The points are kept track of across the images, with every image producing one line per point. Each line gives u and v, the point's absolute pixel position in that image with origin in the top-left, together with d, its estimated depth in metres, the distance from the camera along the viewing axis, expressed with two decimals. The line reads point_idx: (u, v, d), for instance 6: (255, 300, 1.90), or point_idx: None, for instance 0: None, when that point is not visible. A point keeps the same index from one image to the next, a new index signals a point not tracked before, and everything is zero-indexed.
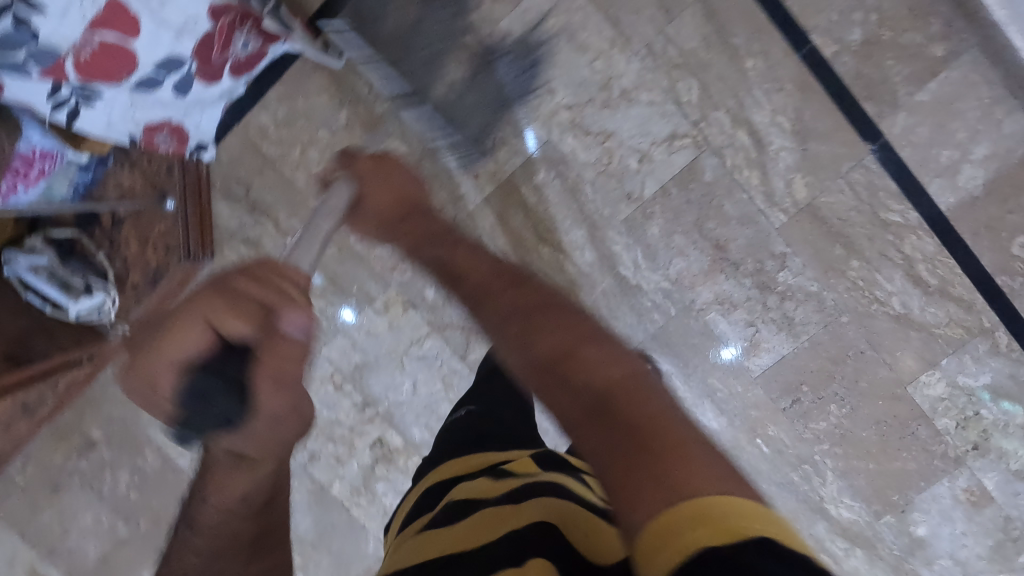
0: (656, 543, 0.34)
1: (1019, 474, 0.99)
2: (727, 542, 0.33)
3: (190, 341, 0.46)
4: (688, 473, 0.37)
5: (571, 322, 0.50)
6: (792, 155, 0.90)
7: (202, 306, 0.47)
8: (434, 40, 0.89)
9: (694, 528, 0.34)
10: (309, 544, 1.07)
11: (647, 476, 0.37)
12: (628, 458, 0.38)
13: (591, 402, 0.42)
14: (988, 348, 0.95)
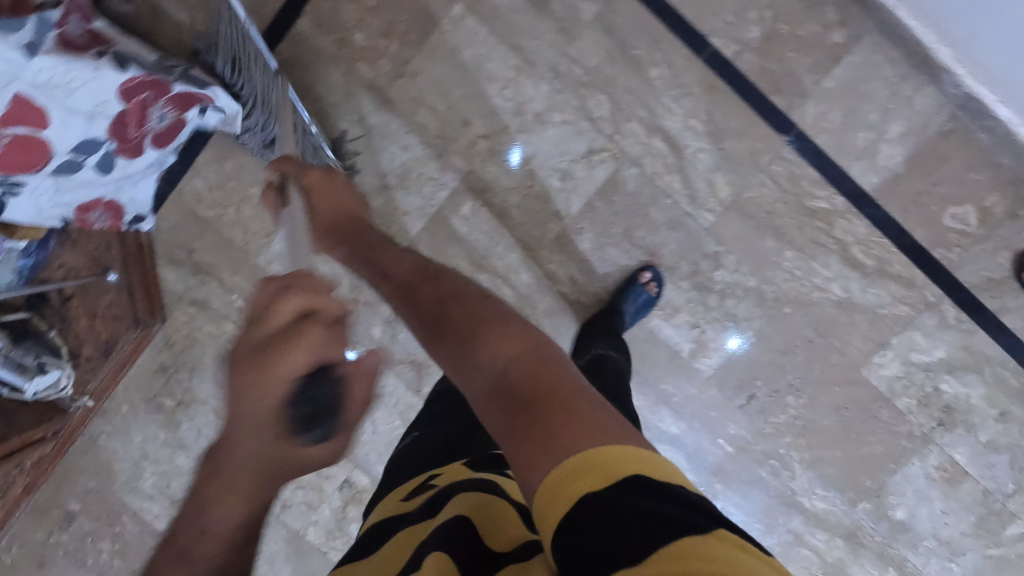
0: (548, 497, 0.36)
1: (989, 445, 0.98)
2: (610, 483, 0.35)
3: (295, 362, 0.42)
4: (574, 423, 0.39)
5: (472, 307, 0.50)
6: (709, 156, 0.91)
7: (305, 324, 0.43)
8: (347, 88, 0.92)
9: (577, 475, 0.36)
10: None
11: (542, 436, 0.38)
12: (526, 422, 0.40)
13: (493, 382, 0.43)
14: (936, 321, 0.95)
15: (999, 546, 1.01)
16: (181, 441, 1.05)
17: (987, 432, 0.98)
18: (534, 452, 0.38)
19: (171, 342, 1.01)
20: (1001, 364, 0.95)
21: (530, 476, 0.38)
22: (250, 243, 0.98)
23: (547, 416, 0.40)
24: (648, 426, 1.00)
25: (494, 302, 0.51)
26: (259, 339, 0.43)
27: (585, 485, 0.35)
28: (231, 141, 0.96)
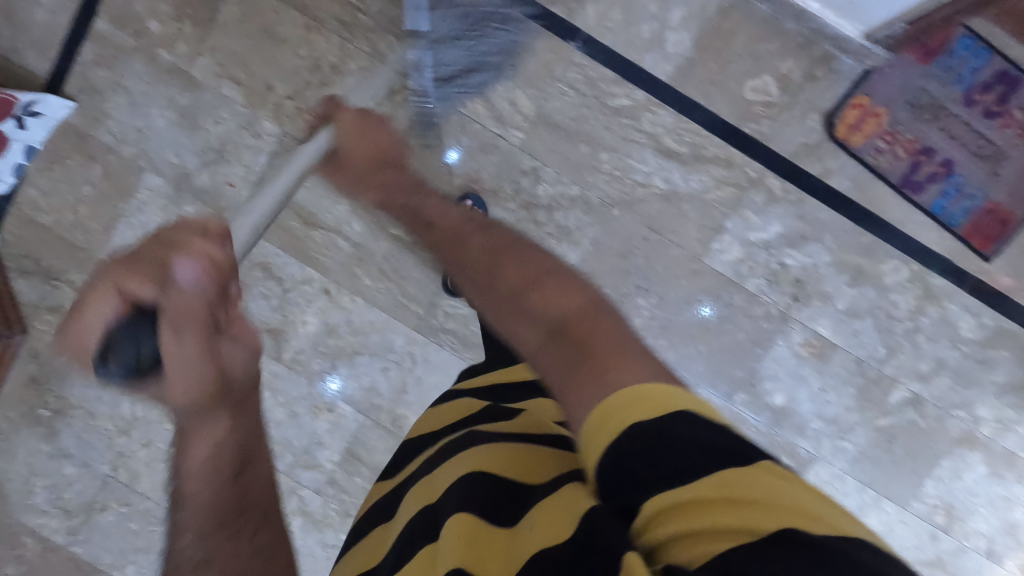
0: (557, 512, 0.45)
1: (849, 312, 0.96)
2: (653, 414, 0.42)
3: (105, 306, 0.48)
4: (608, 335, 0.50)
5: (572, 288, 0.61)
6: (505, 75, 0.94)
7: (111, 273, 0.48)
8: (161, 75, 0.97)
9: (625, 406, 0.42)
10: None
11: (589, 375, 0.46)
12: (579, 371, 0.48)
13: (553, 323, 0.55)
14: (765, 197, 0.94)
15: (887, 415, 0.98)
16: (64, 450, 1.06)
17: (845, 299, 0.96)
18: (595, 371, 0.46)
19: (37, 353, 1.03)
20: (839, 227, 0.94)
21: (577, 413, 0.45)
22: (94, 242, 1.01)
23: (592, 342, 0.50)
24: None
25: (558, 269, 0.68)
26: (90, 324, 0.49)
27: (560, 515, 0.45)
28: (56, 147, 0.98)
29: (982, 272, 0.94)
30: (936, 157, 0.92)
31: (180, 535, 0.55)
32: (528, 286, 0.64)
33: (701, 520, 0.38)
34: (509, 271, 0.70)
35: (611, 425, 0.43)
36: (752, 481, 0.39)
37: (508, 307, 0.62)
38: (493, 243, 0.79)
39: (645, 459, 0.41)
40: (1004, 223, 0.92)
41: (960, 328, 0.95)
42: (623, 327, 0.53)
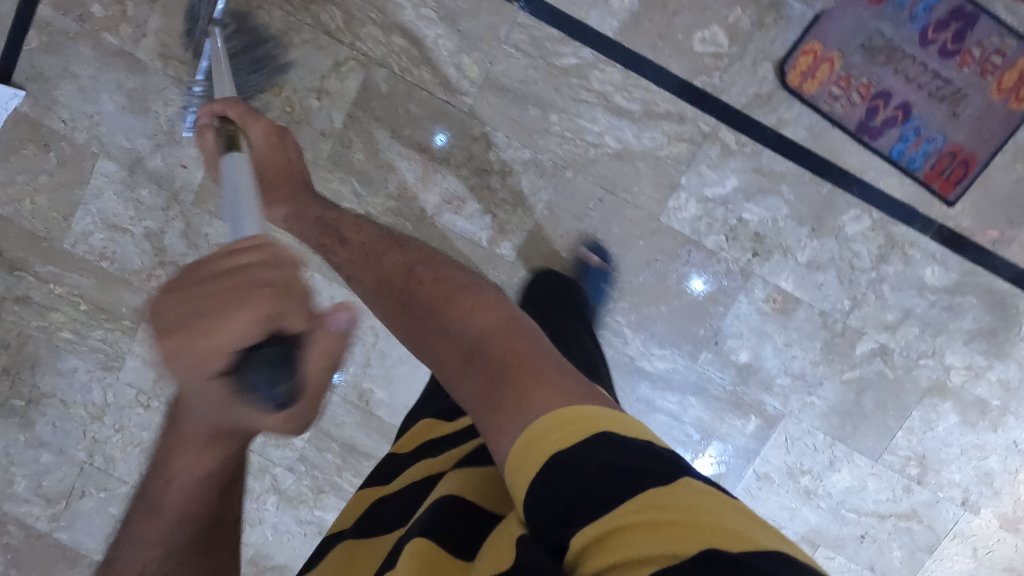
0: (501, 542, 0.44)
1: (811, 265, 0.94)
2: (574, 443, 0.41)
3: (237, 331, 0.47)
4: (530, 359, 0.50)
5: (483, 300, 0.60)
6: (450, 40, 0.92)
7: (263, 300, 0.48)
8: (107, 59, 0.96)
9: (547, 435, 0.42)
10: None
11: (515, 404, 0.45)
12: (498, 394, 0.48)
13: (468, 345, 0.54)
14: (720, 151, 0.92)
15: (854, 368, 0.97)
16: (41, 439, 1.07)
17: (806, 251, 0.94)
18: (519, 399, 0.46)
19: (7, 344, 1.04)
20: (797, 177, 0.92)
21: (500, 443, 0.44)
22: (54, 231, 1.01)
23: (514, 367, 0.49)
24: None
25: (474, 278, 0.66)
26: (201, 306, 0.48)
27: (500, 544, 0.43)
28: (10, 137, 0.99)
29: (946, 217, 0.92)
30: (892, 102, 0.89)
31: (145, 516, 0.59)
32: (441, 296, 0.62)
33: (616, 551, 0.36)
34: (421, 277, 0.67)
35: (530, 456, 0.42)
36: (669, 501, 0.38)
37: (424, 325, 0.60)
38: (408, 253, 0.73)
39: (564, 490, 0.40)
40: (966, 165, 0.90)
41: (925, 276, 0.94)
42: (539, 346, 0.53)
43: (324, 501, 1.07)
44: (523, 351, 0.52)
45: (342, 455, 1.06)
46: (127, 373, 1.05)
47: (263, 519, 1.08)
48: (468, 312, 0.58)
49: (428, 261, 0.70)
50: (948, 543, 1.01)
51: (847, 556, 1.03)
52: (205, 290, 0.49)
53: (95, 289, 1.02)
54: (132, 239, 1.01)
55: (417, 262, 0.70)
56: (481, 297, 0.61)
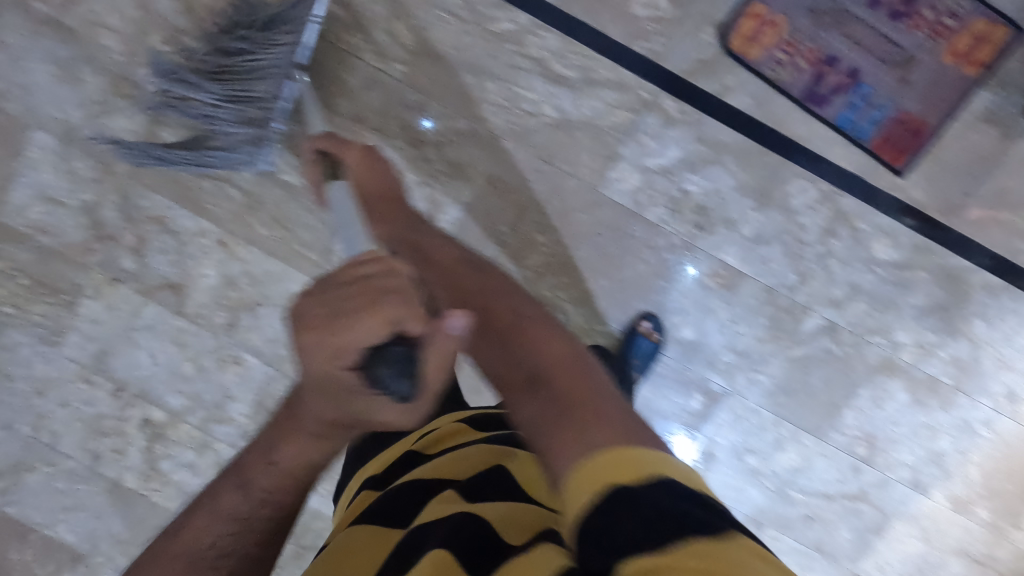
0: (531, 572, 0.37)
1: (756, 238, 0.92)
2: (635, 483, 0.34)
3: (373, 328, 0.39)
4: (602, 393, 0.41)
5: (556, 334, 0.51)
6: (382, 5, 0.89)
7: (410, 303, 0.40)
8: (36, 27, 0.94)
9: (600, 467, 0.35)
10: (129, 541, 1.12)
11: (570, 434, 0.38)
12: (558, 416, 0.39)
13: (529, 371, 0.45)
14: (661, 120, 0.89)
15: (800, 345, 0.94)
16: None
17: (750, 225, 0.91)
18: (588, 424, 0.38)
19: None
20: (741, 147, 0.89)
21: (556, 465, 0.37)
22: None
23: (581, 398, 0.41)
24: None
25: (544, 314, 0.58)
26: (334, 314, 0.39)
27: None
28: None
29: (896, 189, 0.88)
30: (839, 67, 0.86)
31: (231, 489, 0.52)
32: (516, 318, 0.55)
33: None
34: (494, 303, 0.61)
35: (584, 484, 0.35)
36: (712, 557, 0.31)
37: (489, 351, 0.51)
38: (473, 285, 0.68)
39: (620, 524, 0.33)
40: (916, 134, 0.86)
41: (874, 250, 0.91)
42: (600, 376, 0.44)
43: None
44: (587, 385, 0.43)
45: None
46: (67, 349, 1.04)
47: None
48: (538, 339, 0.50)
49: (488, 287, 0.66)
50: (898, 524, 0.99)
51: (795, 538, 1.01)
52: (343, 290, 0.41)
53: (32, 263, 1.01)
54: (67, 212, 0.99)
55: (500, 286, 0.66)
56: (550, 331, 0.52)
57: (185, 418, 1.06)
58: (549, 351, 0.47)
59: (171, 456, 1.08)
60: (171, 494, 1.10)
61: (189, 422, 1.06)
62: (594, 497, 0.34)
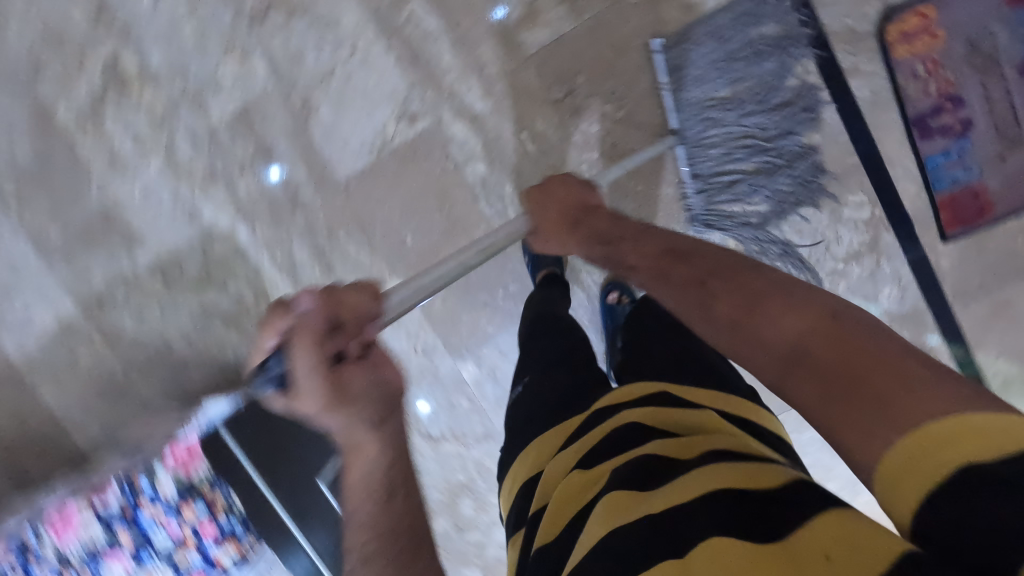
0: (889, 482, 0.36)
1: (794, 225, 0.90)
2: (973, 462, 0.33)
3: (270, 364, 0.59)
4: (782, 313, 0.45)
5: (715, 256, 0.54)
6: None
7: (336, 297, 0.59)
8: None
9: (933, 444, 0.34)
10: (26, 177, 0.99)
11: (862, 396, 0.38)
12: (840, 380, 0.40)
13: (784, 359, 0.43)
14: None
15: None
16: None
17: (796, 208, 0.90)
18: (875, 386, 0.38)
19: None
20: (833, 134, 0.87)
21: (864, 447, 0.37)
22: None
23: (842, 342, 0.41)
24: (451, 93, 0.91)
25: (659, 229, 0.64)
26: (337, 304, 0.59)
27: (897, 484, 0.35)
28: None
29: (932, 250, 0.90)
30: (959, 111, 0.85)
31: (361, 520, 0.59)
32: (641, 248, 0.62)
33: (961, 451, 0.33)
34: (612, 225, 0.69)
35: (917, 454, 0.35)
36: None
37: (656, 281, 0.58)
38: (674, 244, 0.59)
39: (929, 512, 0.33)
40: (980, 212, 0.88)
41: (880, 293, 0.92)
42: (781, 293, 0.47)
43: (209, 190, 0.98)
44: (861, 349, 0.40)
45: (253, 154, 0.96)
46: None
47: (139, 175, 0.98)
48: (737, 285, 0.49)
49: (612, 221, 0.70)
50: None
51: None
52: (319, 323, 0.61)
53: None
54: None
55: (618, 219, 0.69)
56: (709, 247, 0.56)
57: (156, 84, 0.95)
58: (706, 266, 0.54)
59: (119, 115, 0.96)
60: (98, 154, 0.98)
61: (159, 90, 0.95)
62: (925, 496, 0.34)
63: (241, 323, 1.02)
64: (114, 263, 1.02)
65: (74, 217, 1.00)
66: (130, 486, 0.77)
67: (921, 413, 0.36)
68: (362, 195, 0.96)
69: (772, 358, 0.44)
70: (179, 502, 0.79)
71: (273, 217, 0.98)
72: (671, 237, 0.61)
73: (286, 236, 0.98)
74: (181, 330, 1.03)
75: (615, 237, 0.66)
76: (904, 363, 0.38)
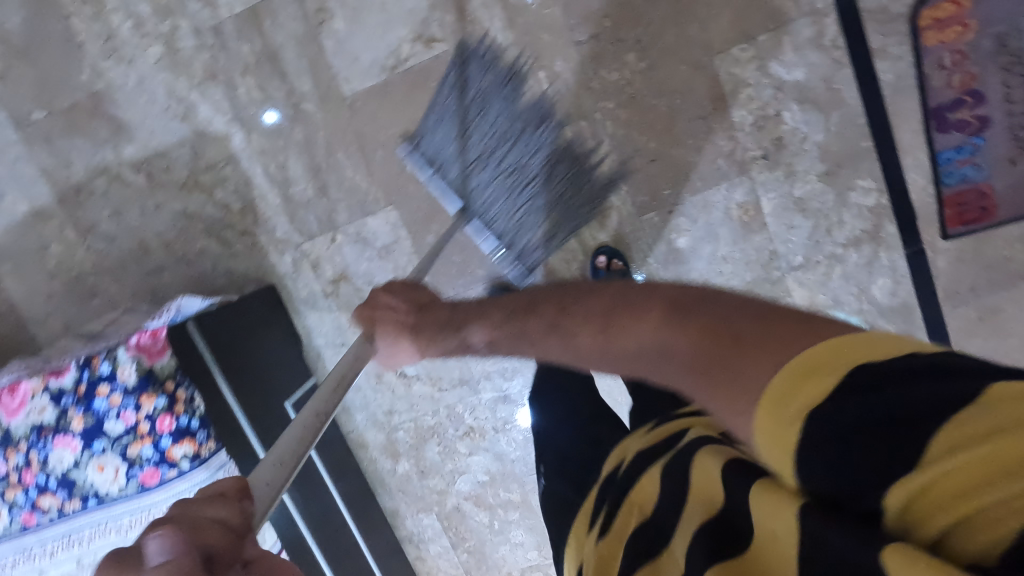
0: (773, 420, 0.33)
1: (799, 203, 0.90)
2: (827, 395, 0.32)
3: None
4: (626, 319, 0.44)
5: (563, 297, 0.54)
6: None
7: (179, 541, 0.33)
8: None
9: (796, 390, 0.33)
10: (16, 51, 0.94)
11: (735, 361, 0.36)
12: (713, 352, 0.37)
13: (653, 353, 0.41)
14: (812, 37, 0.85)
15: None
16: None
17: (804, 186, 0.89)
18: (738, 349, 0.36)
19: None
20: (851, 114, 0.87)
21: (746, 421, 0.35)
22: None
23: (698, 319, 0.40)
24: (473, 21, 0.89)
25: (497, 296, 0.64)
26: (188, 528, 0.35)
27: (790, 430, 0.32)
28: None
29: (931, 245, 0.90)
30: (978, 108, 0.84)
31: None
32: (487, 309, 0.62)
33: (818, 383, 0.32)
34: (460, 305, 0.66)
35: (796, 389, 0.33)
36: (996, 419, 0.28)
37: (519, 341, 0.56)
38: (523, 299, 0.59)
39: (833, 452, 0.31)
40: (983, 213, 0.88)
41: (873, 283, 0.92)
42: (614, 306, 0.47)
43: (207, 88, 0.94)
44: (714, 317, 0.39)
45: (258, 57, 0.92)
46: None
47: (136, 63, 0.94)
48: (586, 317, 0.49)
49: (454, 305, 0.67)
50: None
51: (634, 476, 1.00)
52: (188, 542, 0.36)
53: None
54: None
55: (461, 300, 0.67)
56: (552, 292, 0.57)
57: None
58: (549, 316, 0.53)
59: None
60: (94, 35, 0.93)
61: None
62: (801, 435, 0.32)
63: (223, 233, 0.98)
64: (98, 153, 0.97)
65: (60, 99, 0.95)
66: (89, 365, 0.69)
67: (771, 358, 0.34)
68: (367, 115, 0.93)
69: (648, 368, 0.42)
70: (137, 392, 0.69)
71: (270, 126, 0.94)
72: (512, 296, 0.61)
73: (282, 148, 0.95)
74: (160, 233, 0.99)
75: (456, 316, 0.65)
76: (743, 320, 0.38)
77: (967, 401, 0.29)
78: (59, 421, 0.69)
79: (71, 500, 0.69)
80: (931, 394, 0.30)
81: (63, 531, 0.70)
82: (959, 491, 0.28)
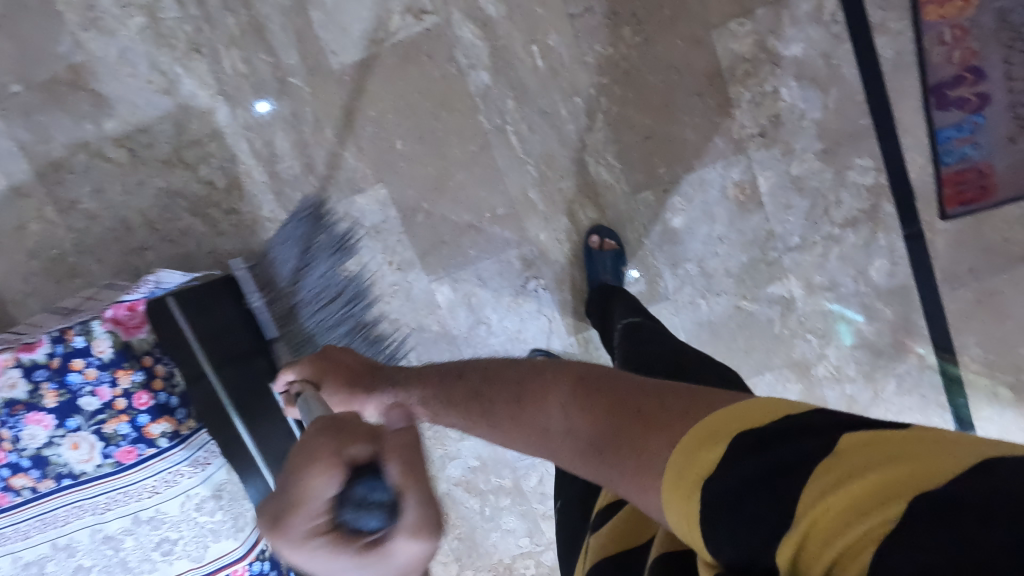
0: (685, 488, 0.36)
1: (797, 182, 0.88)
2: (741, 448, 0.35)
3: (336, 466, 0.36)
4: (546, 401, 0.48)
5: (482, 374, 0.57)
6: None
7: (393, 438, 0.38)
8: None
9: (712, 444, 0.36)
10: None
11: (650, 441, 0.39)
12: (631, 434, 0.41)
13: (578, 436, 0.45)
14: (810, 11, 0.84)
15: (753, 302, 0.92)
16: None
17: (801, 164, 0.88)
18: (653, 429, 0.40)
19: None
20: (850, 90, 0.85)
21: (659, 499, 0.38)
22: None
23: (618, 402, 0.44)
24: None
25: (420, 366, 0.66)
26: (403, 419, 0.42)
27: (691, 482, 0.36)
28: None
29: (929, 226, 0.89)
30: (978, 85, 0.83)
31: None
32: (414, 381, 0.63)
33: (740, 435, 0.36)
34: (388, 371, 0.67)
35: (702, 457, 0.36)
36: (854, 464, 0.32)
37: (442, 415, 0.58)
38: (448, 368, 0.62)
39: (753, 501, 0.34)
40: (983, 191, 0.86)
41: (871, 265, 0.90)
42: (535, 386, 0.50)
43: (191, 61, 0.91)
44: (626, 399, 0.44)
45: (243, 30, 0.90)
46: None
47: (117, 34, 0.91)
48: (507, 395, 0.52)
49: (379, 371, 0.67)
50: None
51: None
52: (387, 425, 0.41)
53: None
54: None
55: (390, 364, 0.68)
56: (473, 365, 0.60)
57: None
58: (470, 390, 0.56)
59: None
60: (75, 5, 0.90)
61: None
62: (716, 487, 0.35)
63: (208, 212, 0.96)
64: (77, 128, 0.94)
65: (37, 71, 0.92)
66: (62, 339, 0.65)
67: (674, 431, 0.39)
68: (356, 90, 0.91)
69: (572, 451, 0.45)
70: (113, 367, 0.67)
71: (257, 101, 0.92)
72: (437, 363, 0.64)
73: (269, 124, 0.92)
74: (143, 211, 0.96)
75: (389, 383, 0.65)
76: (641, 397, 0.43)
77: (830, 450, 0.33)
78: (31, 397, 0.65)
79: (45, 479, 0.66)
80: (810, 446, 0.34)
81: (38, 511, 0.67)
82: (838, 519, 0.31)
